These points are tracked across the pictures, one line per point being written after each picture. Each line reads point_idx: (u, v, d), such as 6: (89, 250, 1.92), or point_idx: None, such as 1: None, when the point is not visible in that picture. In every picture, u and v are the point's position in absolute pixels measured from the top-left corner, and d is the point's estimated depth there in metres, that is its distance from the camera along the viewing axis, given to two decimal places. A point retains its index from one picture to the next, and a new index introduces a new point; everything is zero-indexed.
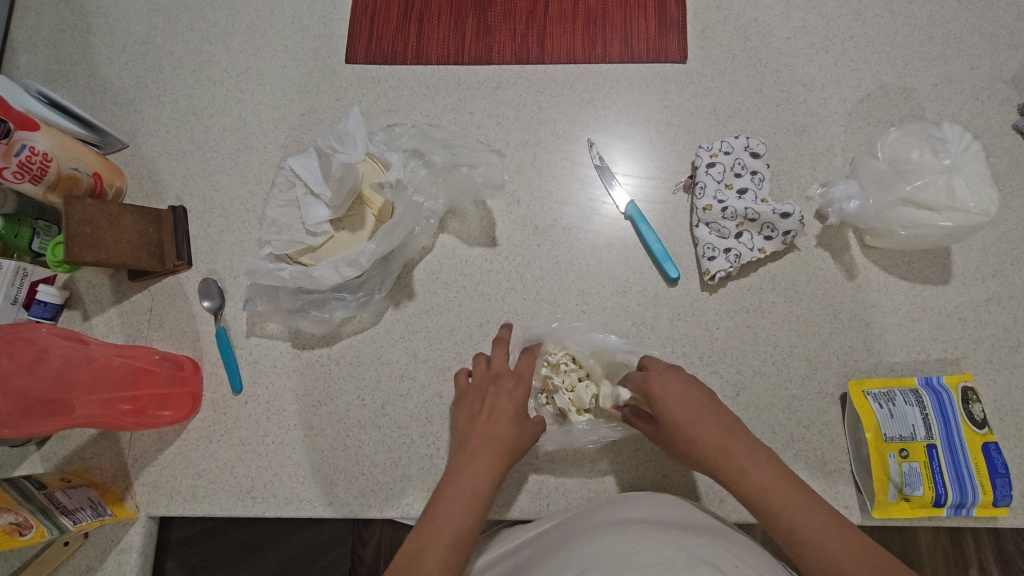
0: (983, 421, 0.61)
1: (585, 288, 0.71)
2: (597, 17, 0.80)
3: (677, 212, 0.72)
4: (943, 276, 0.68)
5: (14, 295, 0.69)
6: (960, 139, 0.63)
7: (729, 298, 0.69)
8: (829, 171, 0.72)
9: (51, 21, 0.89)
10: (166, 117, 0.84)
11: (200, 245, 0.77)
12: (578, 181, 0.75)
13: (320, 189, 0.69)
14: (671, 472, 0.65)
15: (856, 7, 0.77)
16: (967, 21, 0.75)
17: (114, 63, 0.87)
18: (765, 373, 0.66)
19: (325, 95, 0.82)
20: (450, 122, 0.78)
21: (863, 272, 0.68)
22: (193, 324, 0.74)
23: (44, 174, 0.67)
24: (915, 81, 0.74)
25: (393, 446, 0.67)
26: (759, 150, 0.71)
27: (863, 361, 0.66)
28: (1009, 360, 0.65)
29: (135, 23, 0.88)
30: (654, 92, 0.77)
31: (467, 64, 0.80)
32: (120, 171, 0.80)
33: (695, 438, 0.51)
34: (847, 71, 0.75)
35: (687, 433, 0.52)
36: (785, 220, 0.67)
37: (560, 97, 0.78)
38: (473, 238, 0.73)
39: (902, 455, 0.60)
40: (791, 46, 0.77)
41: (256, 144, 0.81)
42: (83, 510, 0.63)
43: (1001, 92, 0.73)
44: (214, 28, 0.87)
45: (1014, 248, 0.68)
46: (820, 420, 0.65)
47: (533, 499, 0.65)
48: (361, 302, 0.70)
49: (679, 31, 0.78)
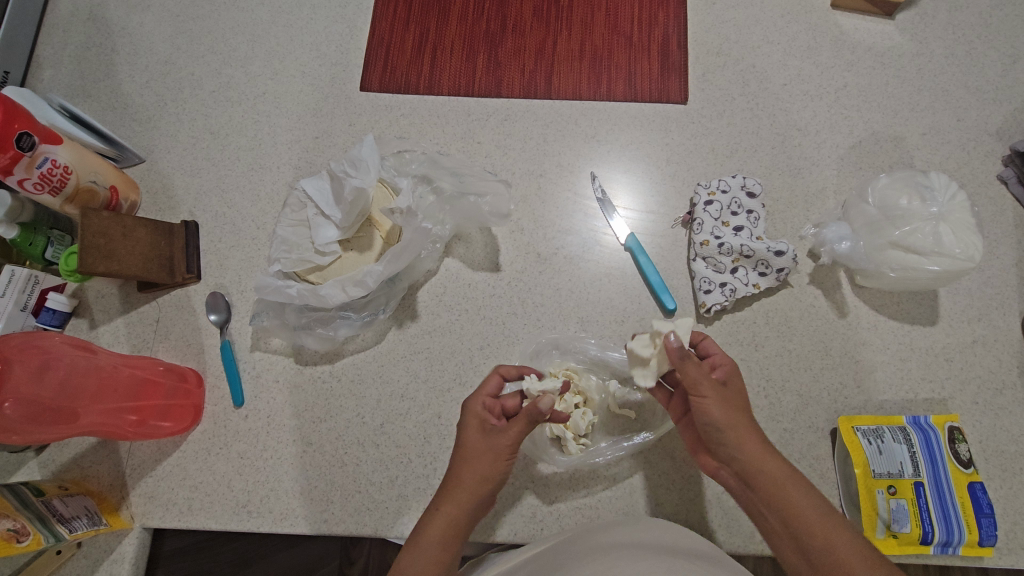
0: (969, 461, 0.62)
1: (584, 316, 0.73)
2: (603, 58, 0.84)
3: (675, 245, 0.75)
4: (931, 317, 0.70)
5: (24, 302, 0.70)
6: (947, 187, 0.66)
7: (723, 331, 0.71)
8: (822, 213, 0.75)
9: (77, 39, 0.93)
10: (183, 135, 0.86)
11: (209, 260, 0.79)
12: (581, 212, 0.78)
13: (330, 210, 0.71)
14: (664, 501, 0.66)
15: (849, 58, 0.82)
16: (954, 76, 0.79)
17: (136, 81, 0.90)
18: (757, 406, 0.68)
19: (339, 120, 0.85)
20: (458, 151, 0.81)
21: (854, 310, 0.71)
22: (198, 337, 0.75)
23: (63, 186, 0.69)
24: (905, 129, 0.78)
25: (390, 465, 0.68)
26: (755, 190, 0.74)
27: (853, 398, 0.68)
28: (995, 402, 0.67)
29: (159, 44, 0.92)
30: (656, 130, 0.80)
31: (477, 97, 0.83)
32: (135, 184, 0.82)
33: (736, 426, 0.55)
34: (840, 118, 0.79)
35: (731, 421, 0.55)
36: (779, 258, 0.69)
37: (565, 131, 0.81)
38: (476, 262, 0.75)
39: (890, 492, 0.62)
40: (787, 92, 0.81)
41: (269, 164, 0.83)
42: (79, 519, 0.63)
43: (985, 144, 0.76)
44: (235, 52, 0.90)
45: (998, 292, 0.70)
46: (810, 454, 0.66)
47: (526, 523, 0.65)
48: (365, 321, 0.72)
49: (680, 74, 0.82)
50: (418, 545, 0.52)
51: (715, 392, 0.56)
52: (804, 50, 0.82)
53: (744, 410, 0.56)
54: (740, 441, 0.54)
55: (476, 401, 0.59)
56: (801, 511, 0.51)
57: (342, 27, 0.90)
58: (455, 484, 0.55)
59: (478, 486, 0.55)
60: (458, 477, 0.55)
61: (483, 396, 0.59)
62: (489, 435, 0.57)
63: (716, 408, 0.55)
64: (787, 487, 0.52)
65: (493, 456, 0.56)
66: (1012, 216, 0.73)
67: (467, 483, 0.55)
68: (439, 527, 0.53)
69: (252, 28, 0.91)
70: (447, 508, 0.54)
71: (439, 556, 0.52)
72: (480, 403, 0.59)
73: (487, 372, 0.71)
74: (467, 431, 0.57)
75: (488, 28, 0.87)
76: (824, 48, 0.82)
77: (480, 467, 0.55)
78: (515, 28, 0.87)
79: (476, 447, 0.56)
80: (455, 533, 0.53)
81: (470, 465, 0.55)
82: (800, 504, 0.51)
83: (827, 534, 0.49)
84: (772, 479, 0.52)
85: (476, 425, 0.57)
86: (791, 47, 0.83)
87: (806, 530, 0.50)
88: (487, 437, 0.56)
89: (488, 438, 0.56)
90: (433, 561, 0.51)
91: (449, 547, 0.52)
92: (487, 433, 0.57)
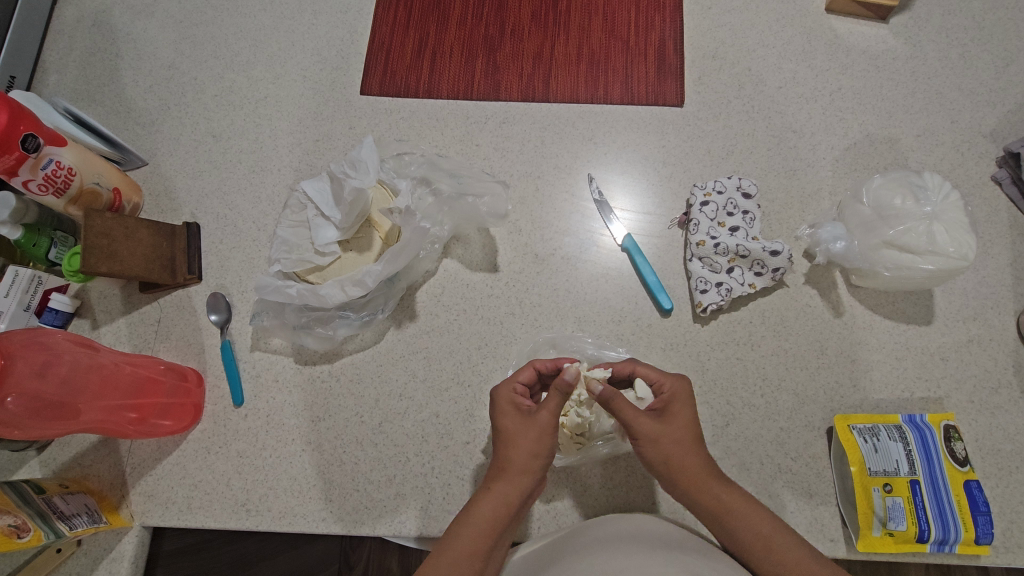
0: (965, 459, 0.62)
1: (582, 316, 0.73)
2: (600, 61, 0.85)
3: (672, 246, 0.75)
4: (926, 316, 0.70)
5: (27, 302, 0.71)
6: (940, 188, 0.67)
7: (719, 331, 0.71)
8: (817, 213, 0.75)
9: (83, 44, 0.94)
10: (186, 138, 0.87)
11: (211, 261, 0.79)
12: (578, 213, 0.78)
13: (330, 211, 0.72)
14: (661, 499, 0.66)
15: (844, 61, 0.82)
16: (947, 78, 0.80)
17: (140, 85, 0.91)
18: (754, 406, 0.68)
19: (340, 123, 0.86)
20: (457, 153, 0.82)
21: (849, 310, 0.71)
22: (199, 336, 0.76)
23: (67, 187, 0.70)
24: (899, 131, 0.79)
25: (388, 464, 0.68)
26: (750, 191, 0.75)
27: (849, 397, 0.68)
28: (990, 401, 0.67)
29: (163, 49, 0.93)
30: (652, 132, 0.81)
31: (476, 100, 0.84)
32: (138, 187, 0.83)
33: (671, 458, 0.54)
34: (835, 120, 0.80)
35: (666, 450, 0.54)
36: (775, 258, 0.69)
37: (563, 134, 0.82)
38: (474, 263, 0.76)
39: (886, 490, 0.62)
40: (783, 95, 0.81)
41: (271, 166, 0.84)
42: (79, 516, 0.64)
43: (979, 145, 0.77)
44: (237, 56, 0.92)
45: (993, 292, 0.71)
46: (806, 452, 0.66)
47: (523, 521, 0.65)
48: (364, 321, 0.73)
49: (677, 78, 0.83)
50: (468, 520, 0.51)
51: (652, 426, 0.54)
52: (799, 54, 0.83)
53: (687, 439, 0.55)
54: (677, 469, 0.54)
55: (503, 390, 0.58)
56: (747, 534, 0.51)
57: (343, 32, 0.91)
58: (498, 464, 0.54)
59: (522, 465, 0.53)
60: (506, 457, 0.54)
61: (513, 384, 0.59)
62: (525, 415, 0.56)
63: (653, 441, 0.54)
64: (733, 507, 0.52)
65: (536, 434, 0.54)
66: (1006, 217, 0.74)
67: (515, 461, 0.53)
68: (492, 502, 0.52)
69: (254, 33, 0.93)
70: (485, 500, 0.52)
71: (482, 541, 0.50)
72: (511, 388, 0.59)
73: (485, 371, 0.71)
74: (504, 419, 0.56)
75: (487, 32, 0.88)
76: (819, 52, 0.83)
77: (525, 443, 0.54)
78: (513, 32, 0.88)
79: (517, 427, 0.55)
80: (505, 510, 0.52)
81: (513, 443, 0.54)
82: (746, 527, 0.52)
83: (774, 555, 0.50)
84: (719, 505, 0.53)
85: (512, 408, 0.57)
86: (786, 51, 0.84)
87: (754, 548, 0.51)
88: (525, 417, 0.55)
89: (529, 418, 0.55)
90: (484, 536, 0.50)
91: (497, 523, 0.51)
92: (526, 414, 0.56)
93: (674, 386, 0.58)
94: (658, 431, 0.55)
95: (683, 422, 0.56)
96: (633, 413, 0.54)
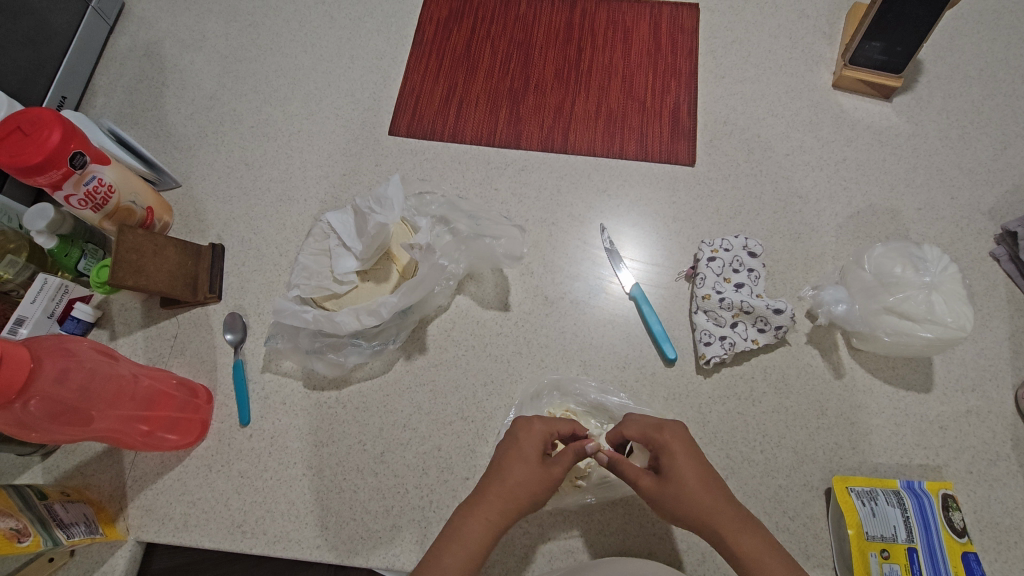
0: (963, 530, 0.63)
1: (587, 359, 0.75)
2: (617, 119, 0.90)
3: (677, 297, 0.78)
4: (925, 384, 0.72)
5: (52, 309, 0.73)
6: (939, 260, 0.69)
7: (722, 384, 0.72)
8: (820, 276, 0.78)
9: (132, 72, 1.01)
10: (220, 164, 0.92)
11: (231, 282, 0.82)
12: (589, 260, 0.81)
13: (352, 243, 0.75)
14: (657, 550, 0.66)
15: (848, 134, 0.87)
16: (947, 156, 0.85)
17: (181, 113, 0.97)
18: (753, 461, 0.69)
19: (367, 160, 0.90)
20: (477, 195, 0.86)
21: (850, 372, 0.73)
22: (213, 354, 0.78)
23: (104, 203, 0.73)
24: (901, 204, 0.82)
25: (386, 495, 0.69)
26: (756, 251, 0.77)
27: (848, 458, 0.69)
28: (989, 473, 0.67)
29: (206, 81, 0.99)
30: (664, 188, 0.85)
31: (498, 147, 0.89)
32: (169, 208, 0.87)
33: (685, 500, 0.54)
34: (839, 189, 0.84)
35: (684, 496, 0.54)
36: (778, 316, 0.71)
37: (578, 184, 0.86)
38: (486, 301, 0.79)
39: (883, 555, 0.62)
40: (789, 161, 0.86)
41: (297, 196, 0.88)
42: (77, 526, 0.64)
43: (978, 222, 0.80)
44: (275, 92, 0.97)
45: (992, 364, 0.72)
46: (804, 512, 0.66)
47: (517, 562, 0.65)
48: (376, 350, 0.74)
49: (689, 139, 0.87)
50: (456, 541, 0.51)
51: (653, 485, 0.55)
52: (806, 124, 0.88)
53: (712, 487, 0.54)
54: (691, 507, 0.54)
55: (528, 427, 0.58)
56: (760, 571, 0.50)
57: (377, 76, 0.97)
58: (500, 494, 0.54)
59: (518, 498, 0.54)
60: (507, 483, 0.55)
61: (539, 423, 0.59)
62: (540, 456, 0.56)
63: (665, 499, 0.55)
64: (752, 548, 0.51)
65: (540, 477, 0.55)
66: (1004, 292, 0.76)
67: (515, 492, 0.54)
68: (482, 524, 0.52)
69: (293, 72, 0.99)
70: (473, 522, 0.53)
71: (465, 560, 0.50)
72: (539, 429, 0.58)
73: (489, 408, 0.72)
74: (519, 452, 0.56)
75: (512, 86, 0.94)
76: (825, 124, 0.88)
77: (529, 483, 0.55)
78: (537, 88, 0.93)
79: (526, 464, 0.56)
80: (491, 538, 0.52)
81: (513, 471, 0.55)
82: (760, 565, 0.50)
83: None
84: (739, 542, 0.51)
85: (528, 442, 0.57)
86: (794, 121, 0.88)
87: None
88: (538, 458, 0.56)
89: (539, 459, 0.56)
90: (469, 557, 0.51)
91: (483, 546, 0.52)
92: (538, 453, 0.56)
93: (665, 435, 0.57)
94: (665, 485, 0.55)
95: (689, 464, 0.55)
96: (633, 471, 0.57)
